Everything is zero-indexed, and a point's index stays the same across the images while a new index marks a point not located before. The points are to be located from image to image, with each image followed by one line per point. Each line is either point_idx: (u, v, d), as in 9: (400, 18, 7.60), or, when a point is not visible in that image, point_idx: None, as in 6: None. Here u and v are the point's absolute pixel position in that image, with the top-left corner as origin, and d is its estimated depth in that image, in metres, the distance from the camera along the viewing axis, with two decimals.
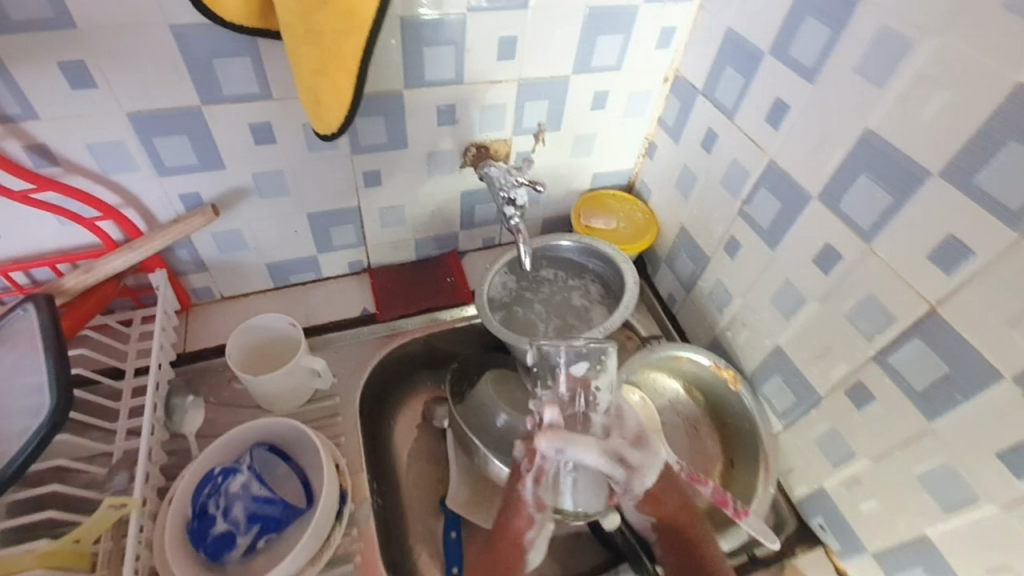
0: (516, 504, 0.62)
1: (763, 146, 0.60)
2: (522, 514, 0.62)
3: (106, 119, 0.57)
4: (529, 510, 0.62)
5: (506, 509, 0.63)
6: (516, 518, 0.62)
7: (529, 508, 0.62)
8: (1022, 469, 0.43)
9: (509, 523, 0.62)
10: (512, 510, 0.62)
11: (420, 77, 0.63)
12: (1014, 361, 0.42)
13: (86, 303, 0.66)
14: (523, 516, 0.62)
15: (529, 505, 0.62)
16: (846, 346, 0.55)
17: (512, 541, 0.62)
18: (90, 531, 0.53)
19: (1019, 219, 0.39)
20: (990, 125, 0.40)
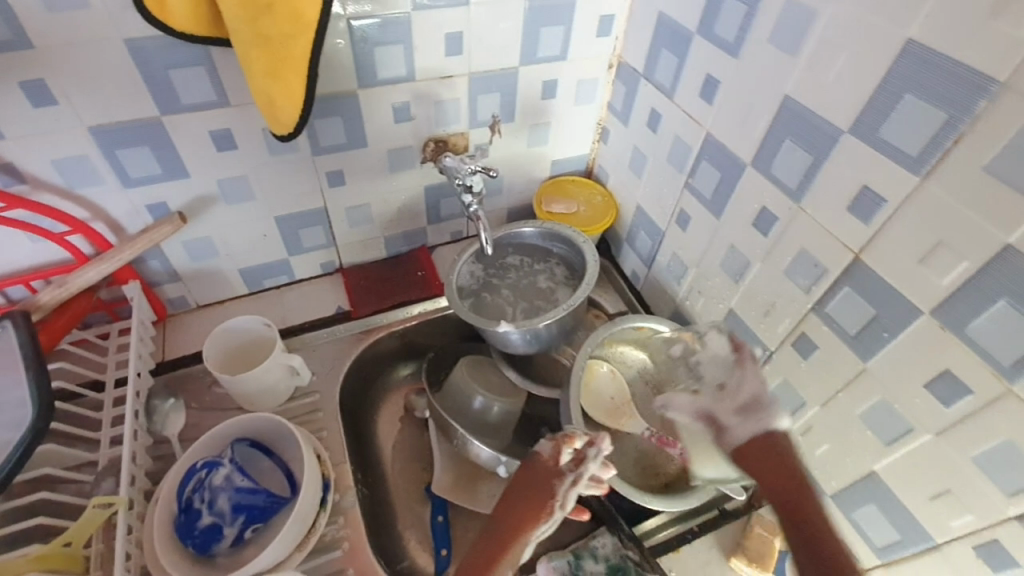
0: (532, 493, 0.57)
1: (700, 121, 0.64)
2: (541, 510, 0.56)
3: (69, 135, 0.59)
4: (552, 509, 0.56)
5: (512, 500, 0.58)
6: (531, 513, 0.56)
7: (552, 507, 0.56)
8: (946, 396, 0.47)
9: (509, 516, 0.57)
10: (531, 505, 0.57)
11: (373, 76, 0.66)
12: (929, 297, 0.45)
13: (62, 317, 0.68)
14: (534, 508, 0.57)
15: (556, 503, 0.56)
16: (788, 301, 0.59)
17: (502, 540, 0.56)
18: (81, 534, 0.54)
19: (918, 164, 0.43)
20: (886, 81, 0.44)
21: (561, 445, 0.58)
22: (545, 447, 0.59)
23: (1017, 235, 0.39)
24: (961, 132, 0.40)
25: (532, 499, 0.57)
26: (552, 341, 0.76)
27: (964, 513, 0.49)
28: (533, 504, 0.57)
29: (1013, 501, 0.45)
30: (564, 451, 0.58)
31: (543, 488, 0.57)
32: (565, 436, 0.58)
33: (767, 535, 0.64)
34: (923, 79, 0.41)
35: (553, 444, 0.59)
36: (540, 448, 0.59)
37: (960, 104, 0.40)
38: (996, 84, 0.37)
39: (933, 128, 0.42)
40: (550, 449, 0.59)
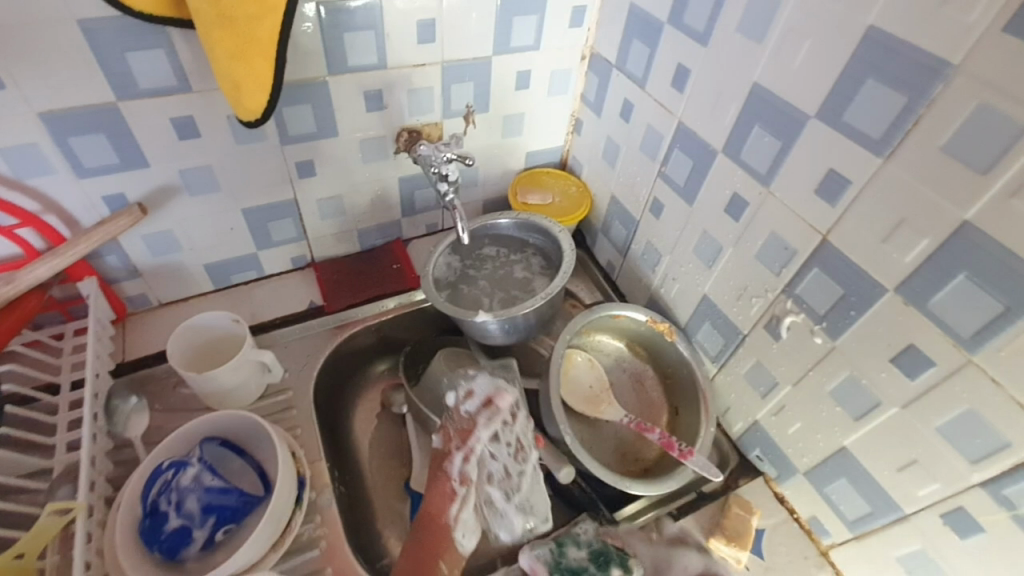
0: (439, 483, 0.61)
1: (672, 110, 0.65)
2: (443, 492, 0.60)
3: (15, 121, 0.55)
4: (452, 486, 0.60)
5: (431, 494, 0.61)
6: (435, 493, 0.61)
7: (452, 484, 0.60)
8: (911, 369, 0.48)
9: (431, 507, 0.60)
10: (434, 490, 0.61)
11: (343, 63, 0.65)
12: (893, 273, 0.47)
13: (9, 319, 0.63)
14: (444, 491, 0.60)
15: (453, 480, 0.60)
16: (760, 283, 0.60)
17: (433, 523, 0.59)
18: (34, 545, 0.50)
19: (881, 145, 0.45)
20: (850, 67, 0.45)
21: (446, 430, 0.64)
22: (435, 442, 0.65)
23: (974, 212, 0.41)
24: (920, 114, 0.42)
25: (434, 487, 0.61)
26: (530, 331, 0.76)
27: (930, 482, 0.51)
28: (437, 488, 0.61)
29: (975, 467, 0.47)
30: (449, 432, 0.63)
31: (439, 472, 0.62)
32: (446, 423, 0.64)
33: (745, 514, 0.66)
34: (884, 65, 0.43)
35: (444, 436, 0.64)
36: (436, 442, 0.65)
37: (917, 88, 0.41)
38: (950, 68, 0.39)
39: (894, 111, 0.43)
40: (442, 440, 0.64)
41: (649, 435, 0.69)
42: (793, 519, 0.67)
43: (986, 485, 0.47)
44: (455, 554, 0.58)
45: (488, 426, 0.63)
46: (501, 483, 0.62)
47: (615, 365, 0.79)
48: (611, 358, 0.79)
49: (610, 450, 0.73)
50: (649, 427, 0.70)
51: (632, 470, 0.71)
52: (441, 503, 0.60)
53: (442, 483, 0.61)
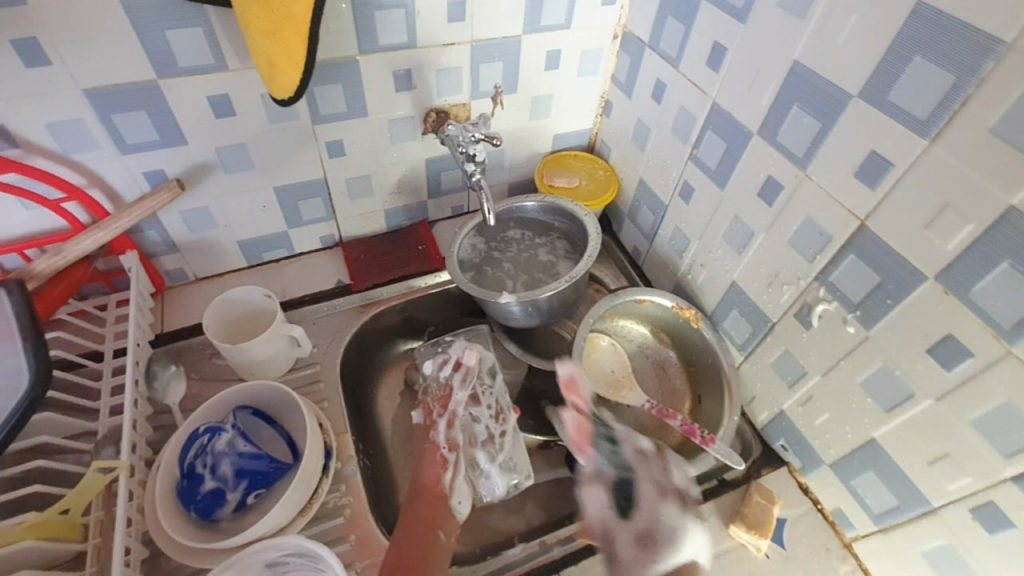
0: (428, 452, 0.66)
1: (705, 90, 0.64)
2: (434, 459, 0.65)
3: (63, 97, 0.57)
4: (443, 453, 0.65)
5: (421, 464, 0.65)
6: (427, 462, 0.65)
7: (442, 451, 0.66)
8: (949, 360, 0.47)
9: (423, 477, 0.63)
10: (427, 459, 0.65)
11: (373, 41, 0.65)
12: (934, 261, 0.45)
13: (58, 287, 0.67)
14: (434, 460, 0.65)
15: (442, 448, 0.66)
16: (792, 270, 0.59)
17: (430, 492, 0.62)
18: (77, 501, 0.54)
19: (926, 126, 0.43)
20: (896, 43, 0.43)
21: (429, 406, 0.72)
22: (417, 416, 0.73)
23: (1021, 196, 0.39)
24: (968, 94, 0.40)
25: (425, 457, 0.65)
26: (553, 314, 0.76)
27: (962, 476, 0.49)
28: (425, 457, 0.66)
29: (1011, 463, 0.45)
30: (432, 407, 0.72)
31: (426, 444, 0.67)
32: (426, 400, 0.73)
33: (766, 503, 0.64)
34: (932, 41, 0.41)
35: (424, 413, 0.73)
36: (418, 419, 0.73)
37: (968, 66, 0.39)
38: (1002, 44, 0.37)
39: (941, 90, 0.41)
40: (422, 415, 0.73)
41: (671, 421, 0.68)
42: (816, 511, 0.66)
43: (1021, 481, 0.45)
44: (451, 521, 0.60)
45: (463, 389, 0.72)
46: (485, 445, 0.69)
47: (638, 351, 0.79)
48: (634, 343, 0.79)
49: (630, 435, 0.73)
50: (671, 413, 0.70)
51: None
52: (435, 469, 0.64)
53: (432, 452, 0.65)
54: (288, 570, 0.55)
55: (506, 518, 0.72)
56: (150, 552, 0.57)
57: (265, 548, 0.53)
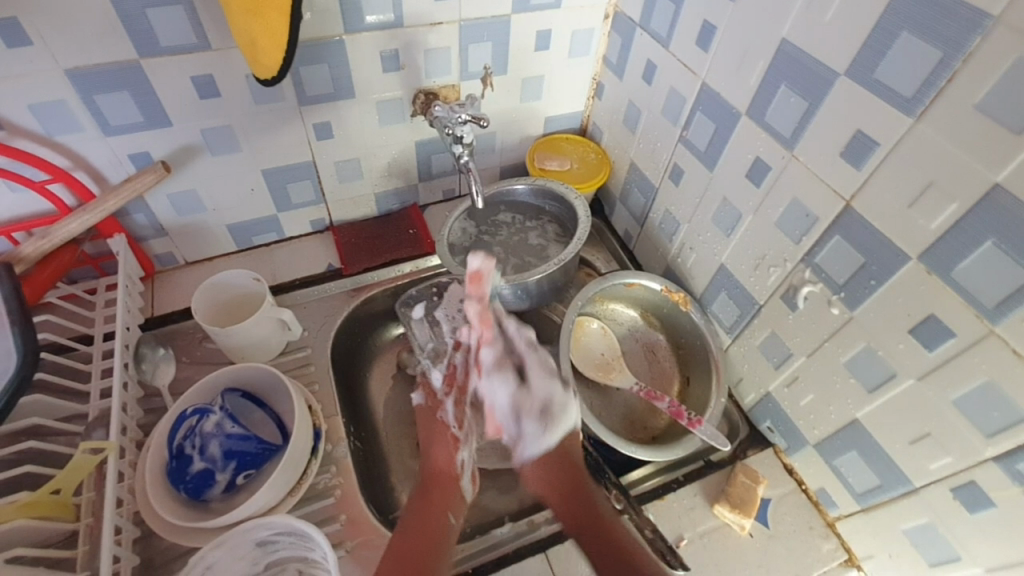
0: (437, 429, 0.68)
1: (695, 71, 0.63)
2: (445, 440, 0.66)
3: (45, 77, 0.57)
4: (451, 432, 0.67)
5: (429, 439, 0.67)
6: (436, 443, 0.66)
7: (451, 428, 0.67)
8: (931, 340, 0.47)
9: (431, 455, 0.65)
10: (436, 440, 0.66)
11: (359, 20, 0.64)
12: (918, 241, 0.45)
13: (45, 271, 0.67)
14: (444, 442, 0.66)
15: (450, 428, 0.67)
16: (778, 252, 0.59)
17: (439, 469, 0.64)
18: (68, 482, 0.54)
19: (913, 104, 0.43)
20: (884, 18, 0.43)
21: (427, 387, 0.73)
22: (416, 398, 0.73)
23: (1006, 174, 0.39)
24: (956, 70, 0.39)
25: (435, 438, 0.67)
26: (543, 298, 0.76)
27: (942, 455, 0.50)
28: (431, 437, 0.67)
29: (991, 441, 0.45)
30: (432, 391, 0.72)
31: (432, 423, 0.69)
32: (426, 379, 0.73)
33: (750, 483, 0.65)
34: (920, 16, 0.40)
35: (427, 394, 0.72)
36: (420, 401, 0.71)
37: (955, 42, 0.39)
38: (990, 19, 0.37)
39: (928, 67, 0.41)
40: (424, 398, 0.72)
41: (658, 403, 0.69)
42: (800, 491, 0.67)
43: (1001, 460, 0.46)
44: (460, 502, 0.62)
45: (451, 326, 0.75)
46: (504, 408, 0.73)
47: (628, 334, 0.79)
48: (624, 326, 0.79)
49: (619, 417, 0.73)
50: (659, 395, 0.70)
51: (640, 437, 0.71)
52: (444, 450, 0.65)
53: (442, 430, 0.67)
54: (278, 547, 0.56)
55: (496, 499, 0.72)
56: (142, 532, 0.58)
57: (256, 527, 0.54)
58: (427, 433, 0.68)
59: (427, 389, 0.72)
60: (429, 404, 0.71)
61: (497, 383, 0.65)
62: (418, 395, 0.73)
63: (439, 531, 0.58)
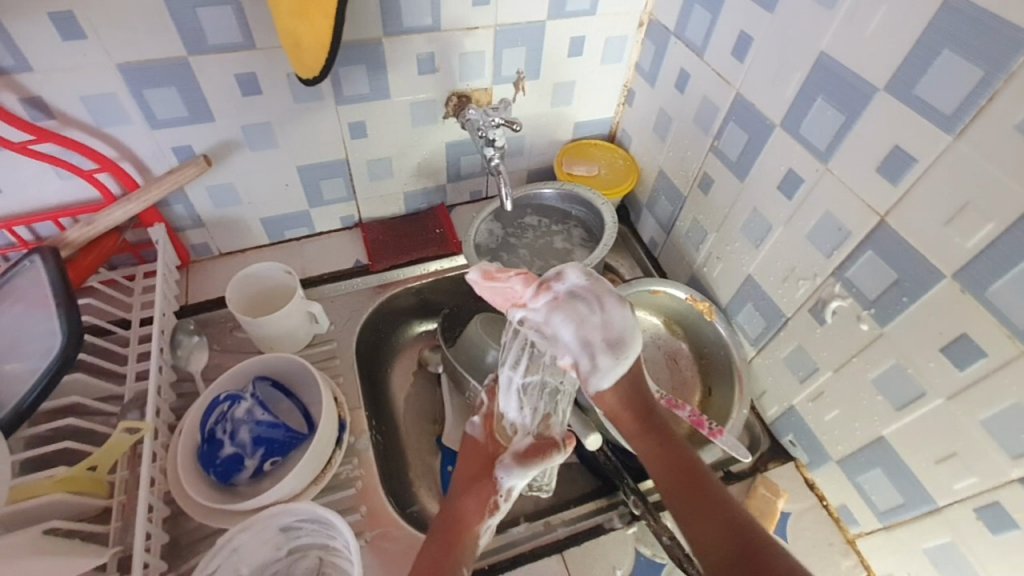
0: (483, 488, 0.57)
1: (730, 80, 0.63)
2: (482, 492, 0.57)
3: (99, 71, 0.59)
4: (494, 497, 0.58)
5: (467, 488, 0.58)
6: (473, 496, 0.57)
7: (494, 494, 0.58)
8: (962, 359, 0.46)
9: (465, 501, 0.57)
10: (476, 486, 0.58)
11: (398, 24, 0.66)
12: (952, 259, 0.45)
13: (87, 258, 0.69)
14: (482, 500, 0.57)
15: (498, 493, 0.58)
16: (808, 264, 0.58)
17: (460, 519, 0.55)
18: (105, 459, 0.56)
19: (953, 122, 0.42)
20: (925, 36, 0.42)
21: (491, 426, 0.63)
22: (474, 423, 0.64)
23: None
24: (996, 90, 0.39)
25: (473, 489, 0.57)
26: None
27: (967, 475, 0.49)
28: (481, 486, 0.58)
29: (1017, 463, 0.45)
30: (493, 435, 0.62)
31: (484, 470, 0.59)
32: (492, 417, 0.64)
33: (771, 495, 0.65)
34: (964, 35, 0.40)
35: (486, 426, 0.63)
36: (475, 432, 0.63)
37: (997, 61, 0.39)
38: None
39: (968, 86, 0.41)
40: (482, 430, 0.63)
41: (678, 412, 0.67)
42: (821, 506, 0.66)
43: None
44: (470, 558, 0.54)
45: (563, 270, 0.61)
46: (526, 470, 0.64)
47: (650, 342, 0.79)
48: (647, 333, 0.80)
49: None
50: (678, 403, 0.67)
51: None
52: (479, 499, 0.57)
53: (490, 485, 0.58)
54: (301, 534, 0.57)
55: None
56: (172, 511, 0.60)
57: (282, 512, 0.55)
58: (470, 468, 0.60)
59: (487, 415, 0.64)
60: (486, 443, 0.62)
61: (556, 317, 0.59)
62: (478, 418, 0.64)
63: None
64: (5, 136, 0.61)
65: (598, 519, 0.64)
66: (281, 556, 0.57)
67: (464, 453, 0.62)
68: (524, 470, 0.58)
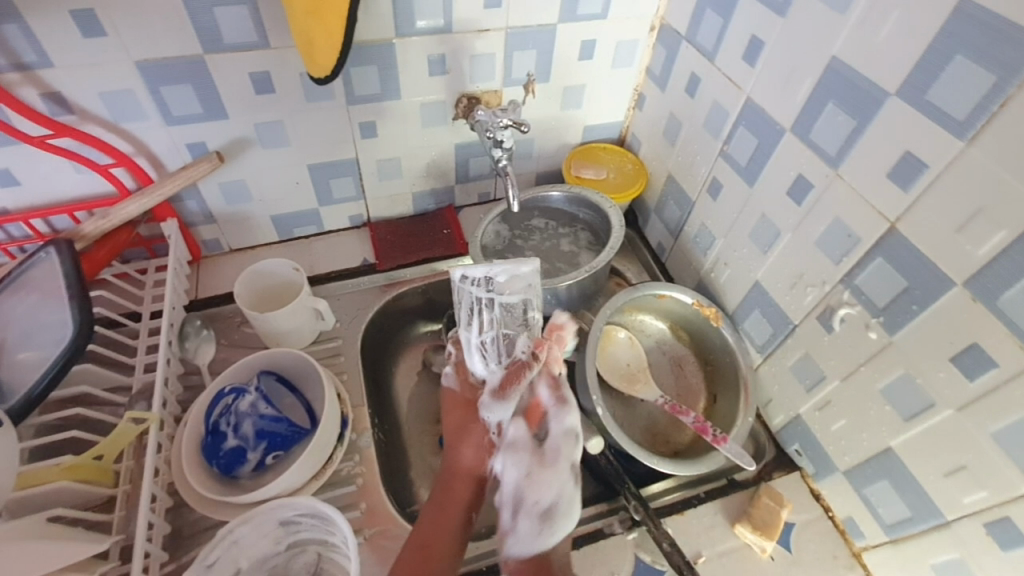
0: (469, 432, 0.62)
1: (740, 85, 0.63)
2: (476, 440, 0.62)
3: (117, 68, 0.61)
4: (489, 438, 0.62)
5: (459, 435, 0.63)
6: (464, 445, 0.62)
7: (490, 435, 0.62)
8: (973, 369, 0.45)
9: (459, 448, 0.62)
10: (466, 436, 0.62)
11: (410, 25, 0.66)
12: (963, 268, 0.44)
13: (102, 250, 0.70)
14: (472, 445, 0.62)
15: (490, 433, 0.62)
16: (815, 271, 0.58)
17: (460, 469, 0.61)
18: (111, 448, 0.57)
19: (964, 128, 0.42)
20: (936, 41, 0.42)
21: (463, 375, 0.66)
22: (447, 373, 0.67)
23: None
24: (1009, 96, 0.39)
25: (463, 440, 0.62)
26: (572, 304, 0.76)
27: (977, 488, 0.48)
28: (466, 432, 0.63)
29: None
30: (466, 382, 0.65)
31: (467, 416, 0.64)
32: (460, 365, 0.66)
33: (774, 505, 0.63)
34: (978, 40, 0.40)
35: (458, 376, 0.66)
36: (450, 385, 0.66)
37: (1010, 67, 0.38)
38: None
39: (981, 91, 0.40)
40: (455, 380, 0.66)
41: (683, 417, 0.68)
42: (827, 518, 0.65)
43: None
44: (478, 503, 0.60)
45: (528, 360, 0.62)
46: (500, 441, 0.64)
47: (655, 347, 0.79)
48: (652, 338, 0.79)
49: (640, 429, 0.73)
50: (683, 410, 0.69)
51: (662, 451, 0.71)
52: (474, 450, 0.61)
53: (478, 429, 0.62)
54: (300, 529, 0.57)
55: None
56: (175, 502, 0.61)
57: (281, 506, 0.55)
58: (454, 420, 0.64)
59: (455, 366, 0.67)
60: (462, 393, 0.66)
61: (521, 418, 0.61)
62: (449, 369, 0.67)
63: (446, 536, 0.55)
64: (25, 129, 0.62)
65: (597, 524, 0.64)
66: (281, 550, 0.58)
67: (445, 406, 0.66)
68: (504, 403, 0.62)
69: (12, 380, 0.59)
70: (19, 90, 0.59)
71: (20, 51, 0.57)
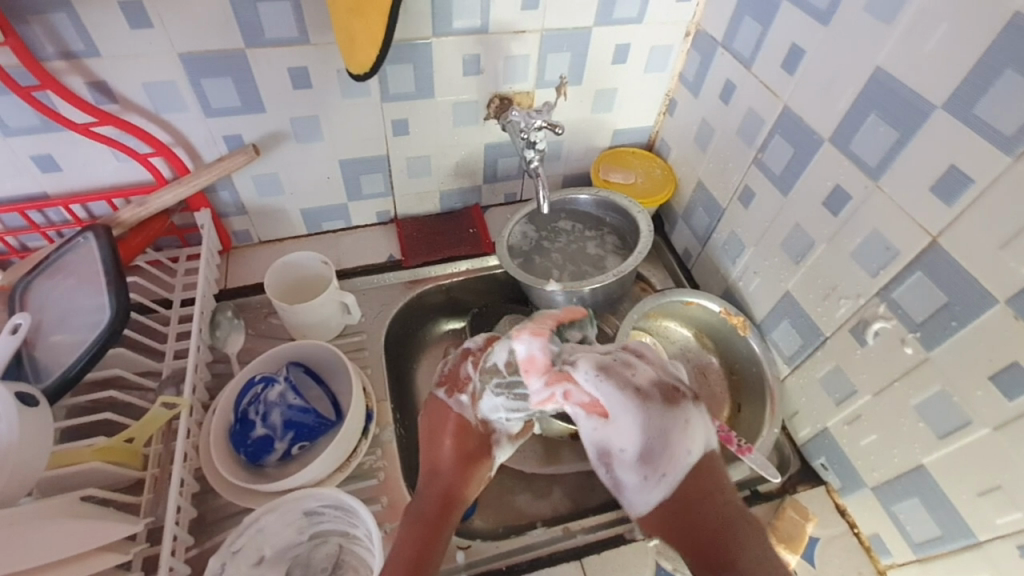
0: (467, 456, 0.60)
1: (777, 93, 0.62)
2: (471, 468, 0.59)
3: (162, 59, 0.62)
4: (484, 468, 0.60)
5: (461, 453, 0.60)
6: (460, 470, 0.59)
7: (482, 465, 0.60)
8: (1013, 389, 0.44)
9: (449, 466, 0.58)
10: (465, 460, 0.59)
11: (447, 24, 0.67)
12: (1006, 285, 0.43)
13: (137, 238, 0.72)
14: (468, 474, 0.59)
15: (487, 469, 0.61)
16: (851, 283, 0.57)
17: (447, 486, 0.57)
18: (142, 432, 0.58)
19: (1013, 143, 0.41)
20: (987, 55, 0.41)
21: (472, 397, 0.63)
22: (460, 400, 0.63)
23: None
24: None
25: (463, 462, 0.59)
26: (596, 308, 0.76)
27: (1010, 509, 0.47)
28: (467, 454, 0.60)
29: None
30: (472, 407, 0.62)
31: (471, 436, 0.61)
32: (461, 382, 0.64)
33: (800, 518, 0.63)
34: None
35: (471, 398, 0.63)
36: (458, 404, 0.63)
37: None
38: None
39: None
40: (467, 406, 0.63)
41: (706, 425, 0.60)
42: (851, 534, 0.64)
43: None
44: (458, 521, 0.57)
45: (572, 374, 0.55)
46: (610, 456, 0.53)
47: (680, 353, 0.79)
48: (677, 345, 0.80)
49: None
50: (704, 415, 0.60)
51: None
52: (465, 481, 0.58)
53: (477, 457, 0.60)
54: (323, 519, 0.58)
55: (532, 503, 0.73)
56: (201, 488, 0.62)
57: (306, 496, 0.56)
58: (458, 441, 0.61)
59: (472, 395, 0.63)
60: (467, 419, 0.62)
61: (618, 412, 0.51)
62: (465, 397, 0.63)
63: (443, 537, 0.53)
64: (70, 116, 0.64)
65: (618, 529, 0.63)
66: (303, 540, 0.58)
67: (444, 417, 0.62)
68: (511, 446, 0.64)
69: (49, 361, 0.61)
70: (65, 79, 0.61)
71: (69, 40, 0.58)
